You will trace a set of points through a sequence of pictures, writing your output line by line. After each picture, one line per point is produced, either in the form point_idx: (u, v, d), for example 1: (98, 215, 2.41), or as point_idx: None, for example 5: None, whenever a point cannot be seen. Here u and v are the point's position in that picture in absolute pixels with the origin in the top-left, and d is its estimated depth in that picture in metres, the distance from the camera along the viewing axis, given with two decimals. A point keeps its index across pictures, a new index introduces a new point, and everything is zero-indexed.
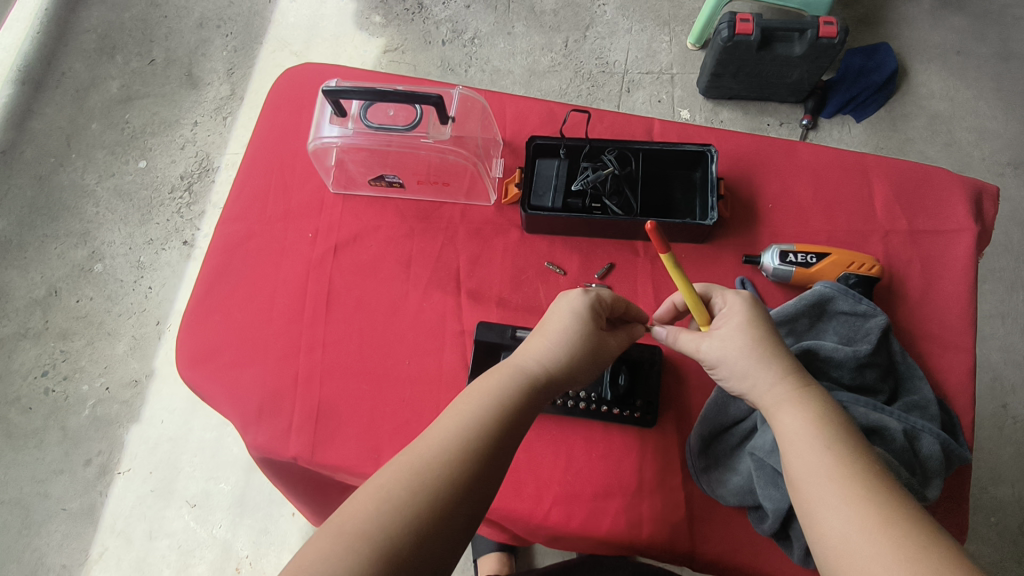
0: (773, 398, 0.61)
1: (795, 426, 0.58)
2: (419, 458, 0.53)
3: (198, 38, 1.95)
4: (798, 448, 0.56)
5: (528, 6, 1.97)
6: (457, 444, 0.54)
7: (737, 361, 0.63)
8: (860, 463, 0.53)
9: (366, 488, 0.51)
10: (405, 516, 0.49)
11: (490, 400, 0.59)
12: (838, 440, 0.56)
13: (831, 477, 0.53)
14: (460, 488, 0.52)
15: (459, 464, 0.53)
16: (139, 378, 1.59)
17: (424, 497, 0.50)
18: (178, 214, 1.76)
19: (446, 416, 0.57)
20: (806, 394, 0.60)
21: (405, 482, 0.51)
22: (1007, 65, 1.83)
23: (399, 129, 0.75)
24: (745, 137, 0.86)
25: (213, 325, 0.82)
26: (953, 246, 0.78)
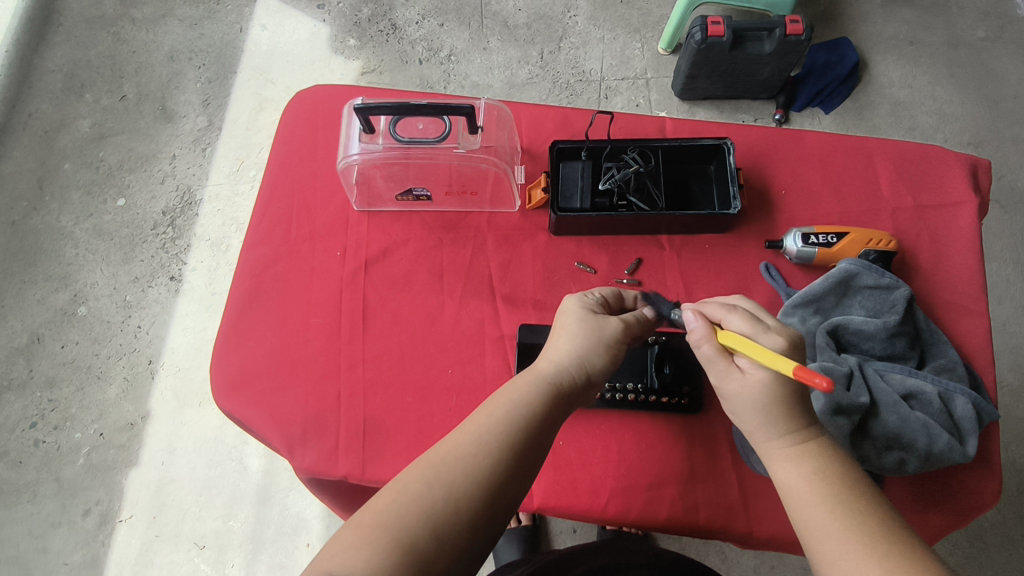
0: (773, 454, 0.61)
1: (797, 485, 0.58)
2: (441, 459, 0.55)
3: (170, 71, 1.93)
4: (803, 506, 0.57)
5: (501, 21, 2.00)
6: (479, 444, 0.56)
7: (741, 414, 0.62)
8: (865, 517, 0.53)
9: (392, 488, 0.53)
10: (420, 513, 0.51)
11: (510, 405, 0.60)
12: (842, 495, 0.56)
13: (841, 532, 0.53)
14: (480, 486, 0.54)
15: (479, 463, 0.55)
16: (135, 420, 1.54)
17: (442, 494, 0.52)
18: (163, 249, 1.72)
19: (469, 422, 0.59)
20: (805, 448, 0.60)
21: (426, 480, 0.53)
22: (958, 52, 1.94)
23: (430, 141, 0.76)
24: (751, 129, 0.89)
25: (248, 351, 0.81)
26: (957, 217, 0.83)
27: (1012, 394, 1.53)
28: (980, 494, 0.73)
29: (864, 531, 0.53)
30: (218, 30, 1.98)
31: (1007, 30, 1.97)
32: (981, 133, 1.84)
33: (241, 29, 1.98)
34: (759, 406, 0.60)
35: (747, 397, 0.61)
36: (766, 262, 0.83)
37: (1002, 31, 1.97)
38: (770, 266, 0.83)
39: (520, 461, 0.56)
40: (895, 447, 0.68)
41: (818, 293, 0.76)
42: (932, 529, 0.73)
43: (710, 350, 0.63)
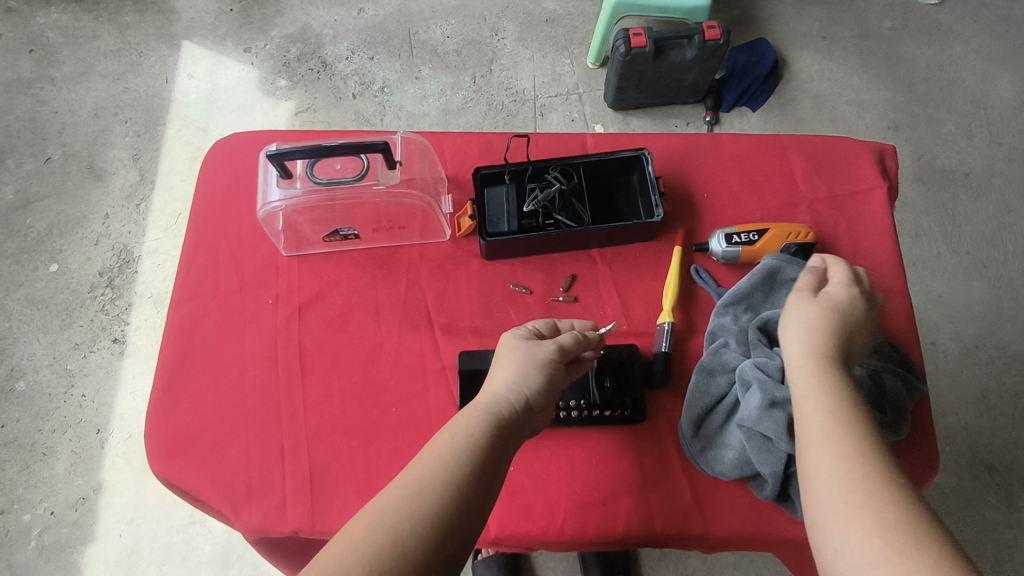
0: (803, 394, 0.61)
1: (806, 388, 0.61)
2: (386, 503, 0.54)
3: (95, 128, 1.88)
4: (820, 441, 0.57)
5: (430, 49, 2.02)
6: (421, 484, 0.55)
7: (800, 343, 0.65)
8: (880, 466, 0.53)
9: (339, 538, 0.52)
10: (365, 562, 0.49)
11: (451, 439, 0.59)
12: (865, 442, 0.55)
13: (846, 471, 0.54)
14: (426, 526, 0.52)
15: (421, 503, 0.53)
16: (86, 493, 1.47)
17: (385, 539, 0.51)
18: (103, 311, 1.66)
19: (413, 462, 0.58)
20: (840, 389, 0.60)
21: (369, 528, 0.52)
22: (867, 42, 2.04)
23: (348, 181, 0.75)
24: (670, 137, 0.92)
25: (184, 413, 0.78)
26: (870, 202, 0.87)
27: (955, 361, 1.59)
28: (919, 469, 0.75)
29: (874, 477, 0.53)
30: (143, 83, 1.94)
31: (911, 19, 2.07)
32: (898, 118, 1.94)
33: (167, 80, 1.94)
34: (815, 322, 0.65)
35: (808, 313, 0.66)
36: (695, 265, 0.84)
37: (906, 20, 2.07)
38: (700, 268, 0.84)
39: (463, 493, 0.55)
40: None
41: (745, 290, 0.78)
42: None
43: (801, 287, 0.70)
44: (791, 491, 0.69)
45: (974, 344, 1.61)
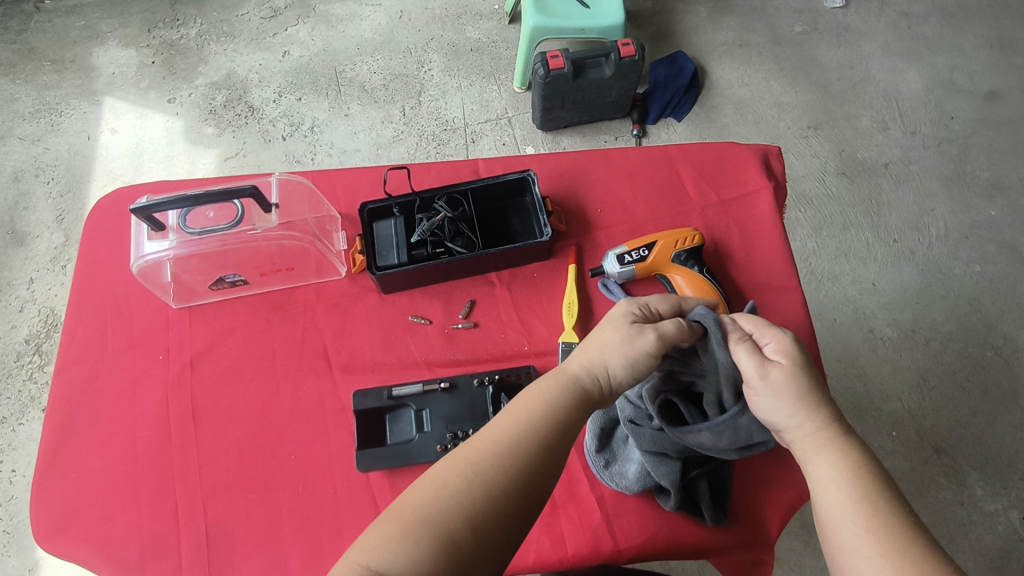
0: (817, 453, 0.59)
1: (809, 428, 0.60)
2: (484, 453, 0.53)
3: (16, 192, 1.83)
4: (833, 499, 0.55)
5: (358, 85, 2.01)
6: (515, 446, 0.54)
7: (783, 405, 0.60)
8: (900, 525, 0.52)
9: (427, 480, 0.52)
10: (454, 512, 0.50)
11: (552, 418, 0.57)
12: (879, 493, 0.54)
13: (863, 527, 0.53)
14: (517, 491, 0.52)
15: (513, 466, 0.53)
16: (21, 575, 1.39)
17: (477, 493, 0.51)
18: (31, 380, 1.59)
19: (508, 422, 0.57)
20: (841, 435, 0.59)
21: (464, 474, 0.52)
22: (782, 47, 2.10)
23: (223, 228, 0.75)
24: (561, 155, 0.92)
25: (72, 482, 0.74)
26: (757, 204, 0.88)
27: (892, 347, 1.62)
28: None
29: (892, 531, 0.52)
30: (65, 142, 1.89)
31: (820, 22, 2.15)
32: (816, 116, 1.99)
33: (90, 137, 1.90)
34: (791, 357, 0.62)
35: (779, 382, 0.61)
36: (603, 282, 0.84)
37: (816, 23, 2.15)
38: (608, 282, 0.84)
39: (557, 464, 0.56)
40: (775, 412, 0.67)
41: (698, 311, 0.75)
42: (786, 502, 0.73)
43: (748, 356, 0.62)
44: (698, 499, 0.70)
45: (908, 328, 1.65)
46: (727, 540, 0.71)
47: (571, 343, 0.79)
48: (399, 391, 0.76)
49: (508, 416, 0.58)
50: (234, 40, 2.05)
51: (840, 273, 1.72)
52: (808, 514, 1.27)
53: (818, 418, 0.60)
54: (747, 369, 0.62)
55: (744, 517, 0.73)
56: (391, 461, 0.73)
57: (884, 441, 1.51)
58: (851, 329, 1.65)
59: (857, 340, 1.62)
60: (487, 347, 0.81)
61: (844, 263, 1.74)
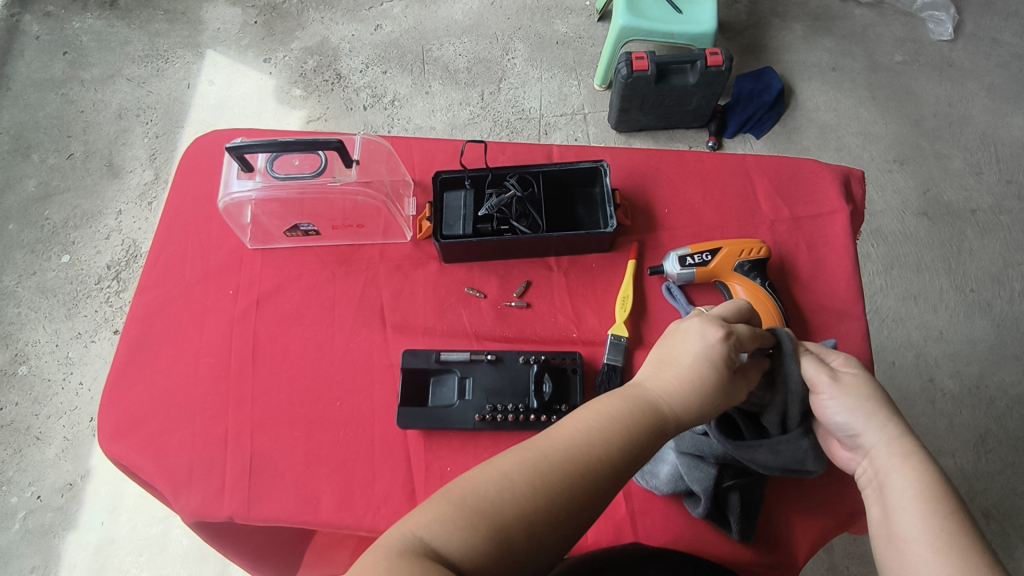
0: (885, 460, 0.60)
1: (879, 437, 0.61)
2: (547, 455, 0.52)
3: (118, 128, 1.95)
4: (910, 510, 0.55)
5: (442, 65, 2.06)
6: (582, 458, 0.53)
7: (854, 410, 0.62)
8: (970, 537, 0.52)
9: (489, 469, 0.51)
10: (516, 512, 0.49)
11: (624, 441, 0.55)
12: (954, 509, 0.54)
13: (936, 540, 0.53)
14: (576, 498, 0.51)
15: (581, 482, 0.52)
16: (74, 480, 1.50)
17: (540, 504, 0.50)
18: (107, 303, 1.72)
19: (577, 434, 0.54)
20: (917, 450, 0.59)
21: (527, 474, 0.51)
22: (877, 75, 2.02)
23: (306, 176, 0.79)
24: (635, 152, 0.92)
25: (137, 394, 0.80)
26: (831, 225, 0.86)
27: (953, 401, 1.54)
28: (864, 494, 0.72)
29: (969, 546, 0.52)
30: (166, 88, 2.02)
31: (923, 54, 2.05)
32: (905, 151, 1.90)
33: (189, 86, 2.02)
34: (861, 372, 0.64)
35: (848, 388, 0.63)
36: (668, 284, 0.83)
37: (918, 55, 2.05)
38: (672, 286, 0.83)
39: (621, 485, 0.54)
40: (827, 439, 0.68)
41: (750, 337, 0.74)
42: (815, 531, 0.71)
43: (814, 364, 0.65)
44: (728, 511, 0.69)
45: (973, 385, 1.56)
46: (750, 557, 0.70)
47: (620, 336, 0.80)
48: (447, 356, 0.79)
49: (578, 421, 0.56)
50: (332, 9, 2.13)
51: (907, 316, 1.65)
52: (834, 556, 1.23)
53: (893, 430, 0.61)
54: (816, 375, 0.64)
55: (773, 536, 0.71)
56: (429, 422, 0.75)
57: None
58: (910, 376, 1.57)
59: (915, 388, 1.55)
60: (537, 329, 0.82)
61: (913, 306, 1.65)
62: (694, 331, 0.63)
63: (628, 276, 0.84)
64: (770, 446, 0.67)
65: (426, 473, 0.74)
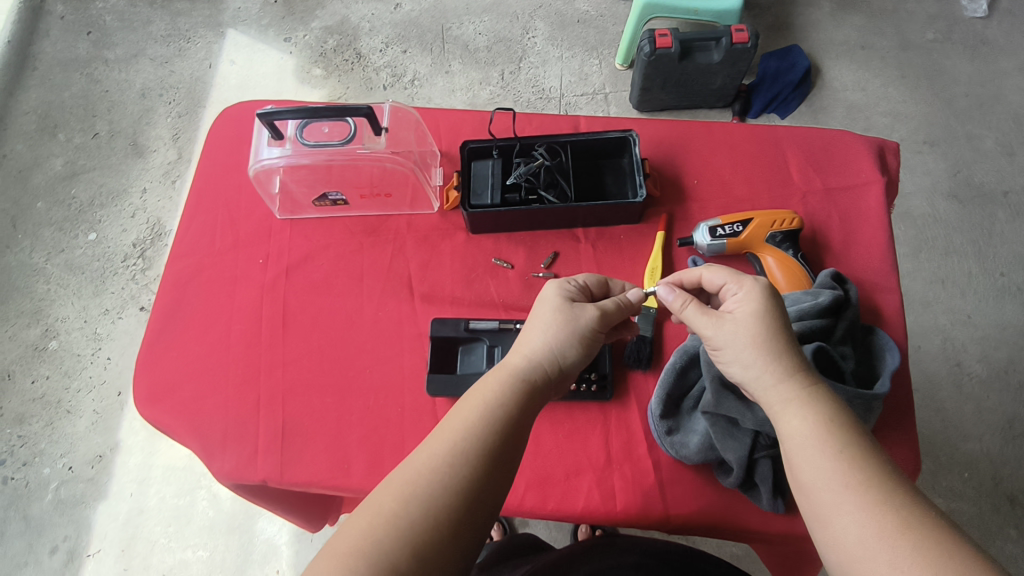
0: (779, 401, 0.58)
1: (765, 380, 0.59)
2: (414, 472, 0.51)
3: (141, 108, 1.97)
4: (806, 454, 0.54)
5: (461, 44, 2.04)
6: (450, 458, 0.52)
7: (744, 357, 0.60)
8: (871, 472, 0.50)
9: (366, 507, 0.49)
10: (395, 535, 0.47)
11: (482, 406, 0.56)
12: (846, 442, 0.53)
13: (849, 487, 0.50)
14: (456, 497, 0.50)
15: (454, 477, 0.51)
16: (104, 452, 1.54)
17: (416, 515, 0.48)
18: (134, 280, 1.74)
19: (436, 434, 0.54)
20: (802, 387, 0.57)
21: (399, 495, 0.49)
22: (907, 54, 1.97)
23: (335, 144, 0.78)
24: (663, 122, 0.91)
25: (171, 360, 0.82)
26: (865, 197, 0.84)
27: (980, 386, 1.52)
28: (906, 467, 0.70)
29: (869, 480, 0.50)
30: (189, 68, 2.02)
31: (955, 32, 1.99)
32: (934, 131, 1.86)
33: (210, 65, 2.02)
34: (757, 312, 0.61)
35: (739, 331, 0.61)
36: (692, 257, 0.82)
37: (951, 32, 1.99)
38: (697, 259, 0.82)
39: (495, 458, 0.53)
40: (881, 375, 0.70)
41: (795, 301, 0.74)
42: None
43: (698, 313, 0.64)
44: (756, 478, 0.69)
45: (1001, 369, 1.53)
46: (785, 528, 0.70)
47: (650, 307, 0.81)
48: (476, 325, 0.79)
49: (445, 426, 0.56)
50: None
51: (934, 299, 1.62)
52: None
53: (776, 374, 0.59)
54: (702, 328, 0.64)
55: None
56: (458, 390, 0.75)
57: (953, 482, 1.43)
58: (936, 360, 1.55)
59: (941, 371, 1.52)
60: None
61: (940, 289, 1.62)
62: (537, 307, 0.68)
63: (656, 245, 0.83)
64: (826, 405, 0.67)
65: None
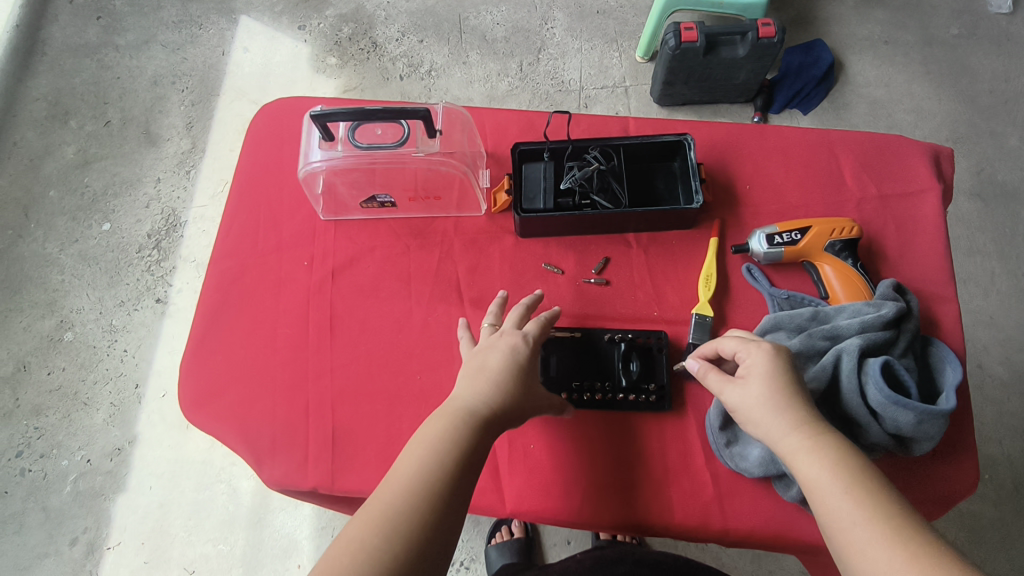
0: (796, 449, 0.60)
1: (781, 430, 0.61)
2: (379, 508, 0.57)
3: (153, 96, 1.90)
4: (829, 499, 0.56)
5: (479, 35, 2.00)
6: (407, 495, 0.58)
7: (762, 412, 0.63)
8: (891, 511, 0.53)
9: (342, 543, 0.55)
10: (365, 566, 0.53)
11: (428, 452, 0.62)
12: (865, 484, 0.56)
13: (876, 530, 0.52)
14: (415, 529, 0.56)
15: (412, 510, 0.57)
16: (122, 445, 1.51)
17: (398, 548, 0.55)
18: (149, 272, 1.69)
19: (395, 474, 0.61)
20: (818, 432, 0.60)
21: (368, 530, 0.56)
22: (931, 49, 1.94)
23: (388, 146, 0.76)
24: (714, 126, 0.90)
25: (216, 364, 0.81)
26: (922, 204, 0.83)
27: (1002, 388, 1.51)
28: (957, 483, 0.72)
29: (892, 519, 0.53)
30: (201, 55, 1.95)
31: (979, 28, 1.97)
32: (958, 129, 1.84)
33: (223, 52, 1.95)
34: (771, 368, 0.64)
35: (756, 388, 0.64)
36: (747, 265, 0.82)
37: (975, 28, 1.97)
38: (752, 267, 0.82)
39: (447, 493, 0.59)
40: (944, 390, 0.70)
41: (855, 315, 0.73)
42: None
43: (718, 378, 0.68)
44: None
45: None
46: None
47: (705, 315, 0.79)
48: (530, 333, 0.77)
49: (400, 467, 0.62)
50: None
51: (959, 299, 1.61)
52: None
53: (792, 424, 0.61)
54: (723, 390, 0.67)
55: None
56: None
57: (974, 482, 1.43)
58: None
59: None
60: (617, 306, 0.82)
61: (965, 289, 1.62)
62: (480, 351, 0.72)
63: (711, 252, 0.82)
64: (892, 420, 0.67)
65: (510, 450, 0.75)
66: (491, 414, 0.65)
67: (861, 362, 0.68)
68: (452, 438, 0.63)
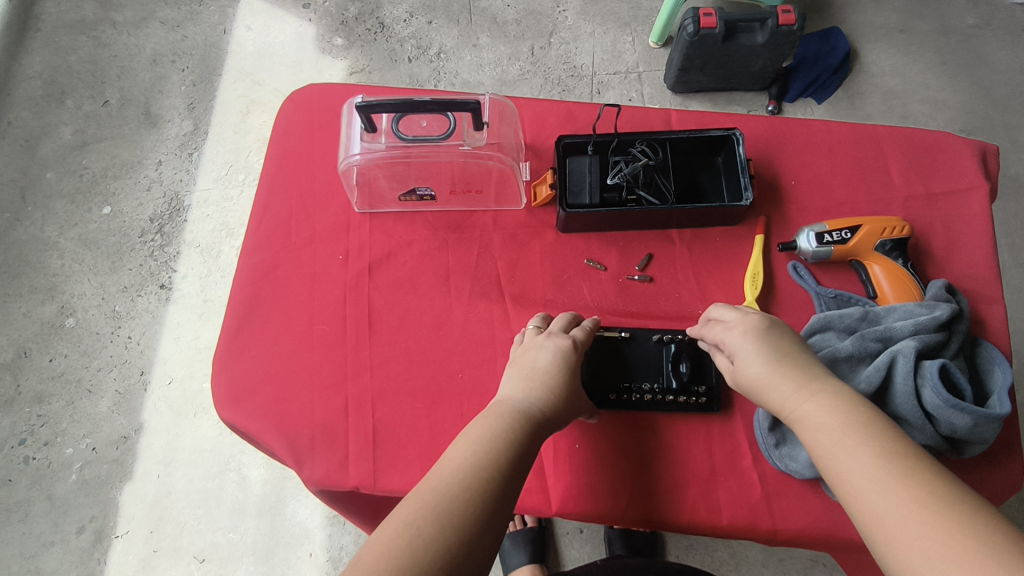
0: (794, 402, 0.61)
1: (778, 386, 0.63)
2: (434, 495, 0.53)
3: (153, 75, 1.81)
4: (826, 443, 0.57)
5: (490, 16, 1.92)
6: (464, 485, 0.54)
7: (760, 371, 0.64)
8: (887, 449, 0.54)
9: (394, 522, 0.51)
10: (428, 555, 0.48)
11: (481, 444, 0.59)
12: (861, 425, 0.56)
13: (872, 466, 0.53)
14: (475, 520, 0.52)
15: (470, 499, 0.53)
16: (128, 433, 1.45)
17: (456, 540, 0.50)
18: (152, 257, 1.62)
19: (446, 462, 0.57)
20: (815, 384, 0.61)
21: (429, 516, 0.51)
22: (946, 39, 1.92)
23: (435, 139, 0.74)
24: (758, 120, 0.88)
25: (250, 361, 0.78)
26: (968, 204, 0.82)
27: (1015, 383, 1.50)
28: (1002, 484, 0.72)
29: (888, 455, 0.53)
30: (202, 32, 1.86)
31: (995, 18, 1.95)
32: (972, 120, 1.83)
33: (225, 31, 1.86)
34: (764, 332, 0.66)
35: (753, 350, 0.66)
36: (793, 263, 0.81)
37: (990, 18, 1.95)
38: (798, 266, 0.81)
39: (505, 490, 0.55)
40: (995, 392, 0.69)
41: (907, 316, 0.72)
42: None
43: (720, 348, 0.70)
44: None
45: None
46: None
47: None
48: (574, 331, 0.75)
49: (452, 456, 0.58)
50: None
51: None
52: None
53: (788, 379, 0.63)
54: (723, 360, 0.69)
55: None
56: None
57: None
58: None
59: None
60: (662, 305, 0.80)
61: None
62: (530, 350, 0.70)
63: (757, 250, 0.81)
64: (947, 424, 0.65)
65: (554, 450, 0.73)
66: (543, 417, 0.63)
67: (916, 364, 0.67)
68: (502, 433, 0.60)
